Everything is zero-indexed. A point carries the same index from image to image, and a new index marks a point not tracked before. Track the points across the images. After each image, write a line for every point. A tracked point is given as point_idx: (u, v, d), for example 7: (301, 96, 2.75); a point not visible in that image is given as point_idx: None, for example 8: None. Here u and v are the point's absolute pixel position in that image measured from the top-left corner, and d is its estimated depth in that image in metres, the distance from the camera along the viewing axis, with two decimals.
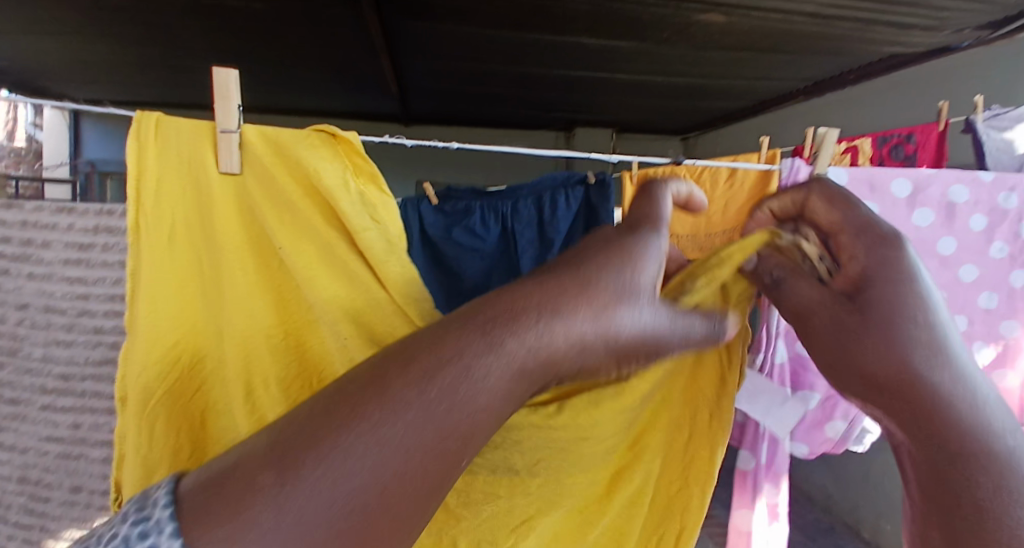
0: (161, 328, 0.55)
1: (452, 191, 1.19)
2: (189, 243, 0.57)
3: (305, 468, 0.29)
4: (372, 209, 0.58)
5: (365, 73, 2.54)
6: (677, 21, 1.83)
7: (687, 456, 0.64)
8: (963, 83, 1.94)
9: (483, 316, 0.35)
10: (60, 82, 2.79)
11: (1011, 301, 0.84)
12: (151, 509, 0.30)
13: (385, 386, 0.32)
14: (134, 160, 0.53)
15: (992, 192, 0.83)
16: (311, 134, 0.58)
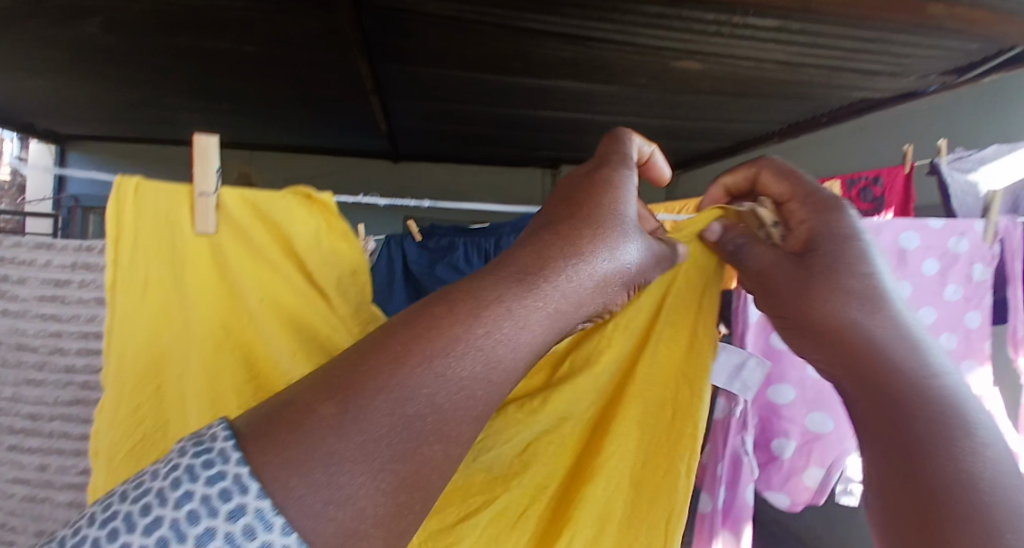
0: (127, 384, 0.55)
1: (436, 229, 1.34)
2: (162, 300, 0.57)
3: (371, 394, 0.33)
4: (341, 264, 0.63)
5: (354, 112, 2.59)
6: (655, 66, 1.91)
7: (669, 430, 0.63)
8: (927, 127, 2.03)
9: (509, 265, 0.41)
10: (48, 118, 2.80)
11: (968, 341, 0.87)
12: (212, 442, 0.31)
13: (427, 321, 0.36)
14: (113, 219, 0.55)
15: (943, 238, 0.86)
16: (288, 196, 0.61)
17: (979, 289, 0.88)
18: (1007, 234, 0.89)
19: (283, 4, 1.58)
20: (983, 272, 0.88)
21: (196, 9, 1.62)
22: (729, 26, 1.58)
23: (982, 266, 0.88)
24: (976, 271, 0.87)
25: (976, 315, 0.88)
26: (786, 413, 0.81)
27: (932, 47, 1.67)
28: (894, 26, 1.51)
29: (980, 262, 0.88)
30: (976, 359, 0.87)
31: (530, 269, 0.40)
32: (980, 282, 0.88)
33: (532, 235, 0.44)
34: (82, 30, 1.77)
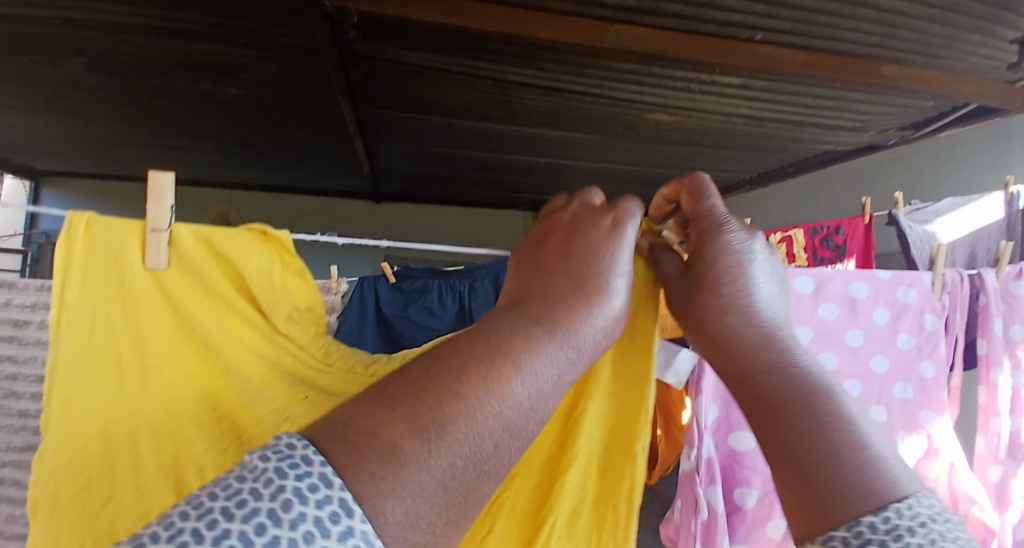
0: (74, 426, 0.55)
1: (409, 271, 1.36)
2: (110, 337, 0.59)
3: (448, 440, 0.32)
4: (292, 292, 0.67)
5: (337, 154, 2.63)
6: (629, 118, 1.99)
7: (625, 416, 0.67)
8: (886, 179, 2.14)
9: (555, 310, 0.42)
10: (24, 154, 2.78)
11: (923, 390, 0.89)
12: (293, 449, 0.29)
13: (492, 362, 0.36)
14: (62, 258, 0.56)
15: (891, 288, 0.91)
16: (245, 232, 0.65)
17: (930, 338, 0.91)
18: (953, 286, 0.94)
19: (271, 50, 1.63)
20: (933, 322, 0.91)
21: (183, 52, 1.65)
22: (698, 82, 1.67)
23: (933, 316, 0.92)
24: (927, 321, 0.91)
25: (929, 365, 0.90)
26: (748, 460, 0.81)
27: (888, 104, 1.78)
28: (851, 85, 1.61)
29: (930, 313, 0.91)
30: (931, 408, 0.89)
31: (572, 319, 0.42)
32: (931, 332, 0.91)
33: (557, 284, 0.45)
34: (66, 69, 1.79)
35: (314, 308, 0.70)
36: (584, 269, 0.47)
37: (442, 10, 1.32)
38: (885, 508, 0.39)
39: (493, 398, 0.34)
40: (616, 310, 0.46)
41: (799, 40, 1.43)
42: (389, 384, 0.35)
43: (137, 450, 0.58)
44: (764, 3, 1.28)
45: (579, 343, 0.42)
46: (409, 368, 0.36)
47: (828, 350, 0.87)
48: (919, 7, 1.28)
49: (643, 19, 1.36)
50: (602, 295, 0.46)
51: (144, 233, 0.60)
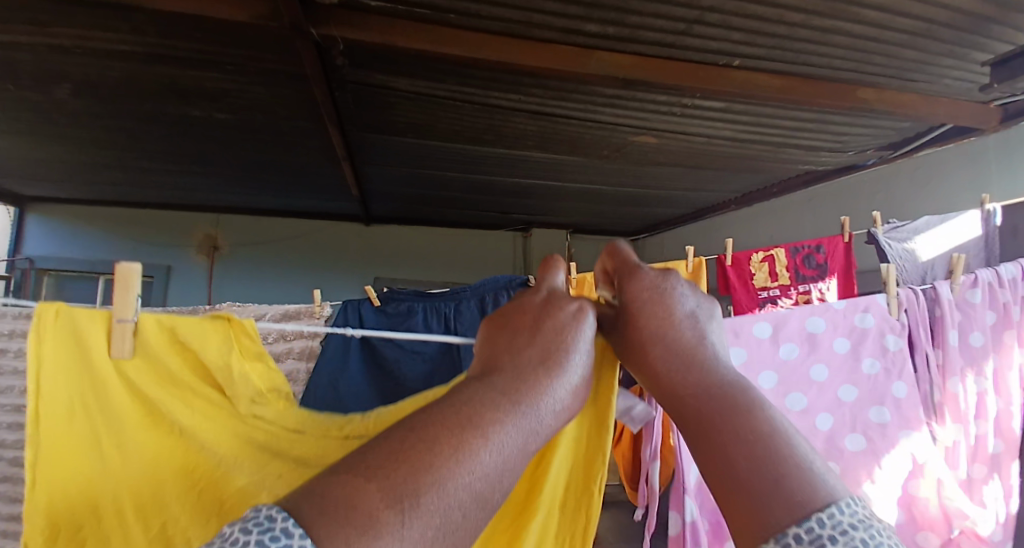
0: (60, 507, 0.59)
1: (395, 293, 1.34)
2: (89, 425, 0.61)
3: (422, 511, 0.34)
4: (256, 377, 0.67)
5: (325, 178, 2.64)
6: (615, 140, 2.02)
7: (585, 456, 0.66)
8: (866, 199, 2.18)
9: (522, 384, 0.44)
10: (9, 179, 2.76)
11: (899, 411, 0.89)
12: (273, 521, 0.32)
13: (461, 433, 0.38)
14: (34, 348, 0.59)
15: (847, 316, 0.92)
16: (208, 320, 0.66)
17: (897, 358, 0.91)
18: (909, 304, 0.95)
19: (258, 76, 1.64)
20: (896, 342, 0.91)
21: (170, 78, 1.67)
22: (680, 106, 1.71)
23: (895, 336, 0.92)
24: (889, 342, 0.91)
25: (902, 385, 0.90)
26: None
27: (865, 126, 1.83)
28: (828, 108, 1.65)
29: (891, 332, 0.92)
30: (910, 426, 0.88)
31: (537, 389, 0.44)
32: (897, 352, 0.91)
33: (518, 363, 0.46)
34: (52, 95, 1.79)
35: (277, 387, 0.69)
36: (551, 342, 0.49)
37: (428, 38, 1.35)
38: (809, 517, 0.37)
39: (462, 468, 0.36)
40: (575, 383, 0.48)
41: (775, 65, 1.47)
42: (366, 455, 0.37)
43: (121, 525, 0.61)
44: (740, 31, 1.32)
45: (543, 413, 0.43)
46: (381, 443, 0.37)
47: (795, 391, 0.89)
48: (890, 34, 1.33)
49: (625, 46, 1.40)
50: (564, 368, 0.47)
51: (109, 322, 0.61)
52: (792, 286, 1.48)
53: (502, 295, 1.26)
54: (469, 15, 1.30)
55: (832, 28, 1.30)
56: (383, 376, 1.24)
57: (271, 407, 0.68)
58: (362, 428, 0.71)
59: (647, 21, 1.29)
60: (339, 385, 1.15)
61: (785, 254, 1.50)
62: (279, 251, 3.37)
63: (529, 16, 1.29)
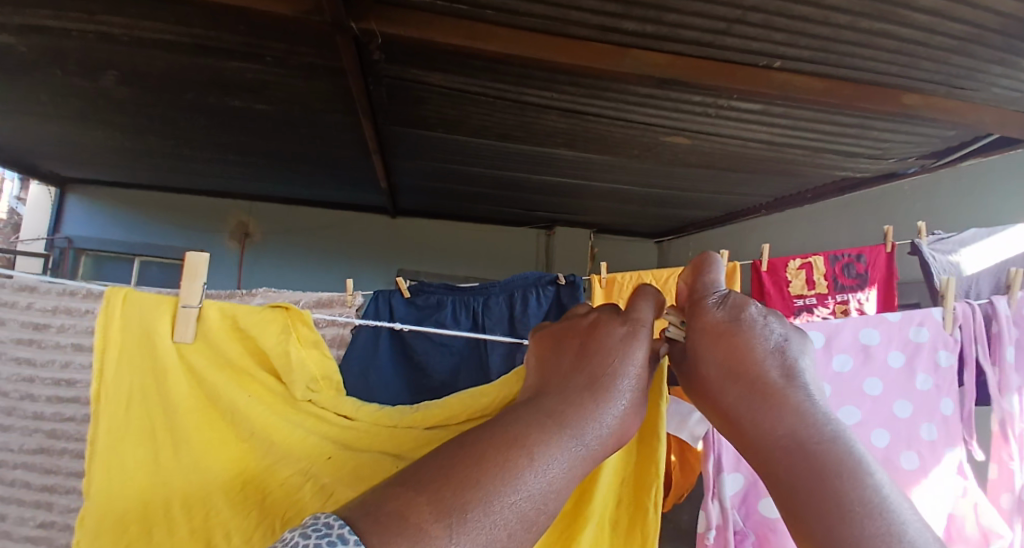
0: (111, 492, 0.63)
1: (425, 285, 1.34)
2: (146, 409, 0.66)
3: (467, 527, 0.41)
4: (311, 365, 0.72)
5: (356, 170, 2.67)
6: (646, 140, 1.99)
7: (636, 471, 0.68)
8: (906, 208, 2.11)
9: (567, 409, 0.51)
10: (52, 161, 2.86)
11: (948, 428, 0.87)
12: (330, 527, 0.38)
13: (508, 453, 0.45)
14: (101, 332, 0.66)
15: (901, 329, 0.90)
16: (268, 309, 0.71)
17: (948, 376, 0.89)
18: (965, 319, 0.92)
19: (296, 69, 1.66)
20: (948, 358, 0.89)
21: (211, 69, 1.70)
22: (716, 107, 1.67)
23: (947, 352, 0.90)
24: (942, 357, 0.89)
25: (950, 402, 0.88)
26: (780, 526, 0.82)
27: (910, 133, 1.77)
28: (871, 113, 1.61)
29: (944, 348, 0.90)
30: (956, 444, 0.87)
31: (586, 416, 0.51)
32: (948, 369, 0.89)
33: (565, 390, 0.53)
34: (98, 82, 1.85)
35: (330, 375, 0.74)
36: (598, 368, 0.54)
37: (465, 34, 1.35)
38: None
39: (509, 489, 0.43)
40: (622, 407, 0.53)
41: (817, 68, 1.43)
42: (420, 468, 0.44)
43: (171, 513, 0.65)
44: (783, 31, 1.28)
45: (589, 437, 0.50)
46: (436, 455, 0.46)
47: (849, 403, 0.87)
48: (941, 37, 1.28)
49: (661, 46, 1.38)
50: (609, 391, 0.53)
51: (176, 308, 0.68)
52: (829, 295, 1.45)
53: (531, 292, 1.25)
54: (506, 12, 1.29)
55: (878, 30, 1.26)
56: (411, 367, 1.26)
57: (323, 393, 0.72)
58: (410, 419, 0.72)
59: (686, 20, 1.26)
60: (370, 373, 1.19)
61: (823, 262, 1.46)
62: (307, 240, 3.42)
63: (566, 13, 1.28)
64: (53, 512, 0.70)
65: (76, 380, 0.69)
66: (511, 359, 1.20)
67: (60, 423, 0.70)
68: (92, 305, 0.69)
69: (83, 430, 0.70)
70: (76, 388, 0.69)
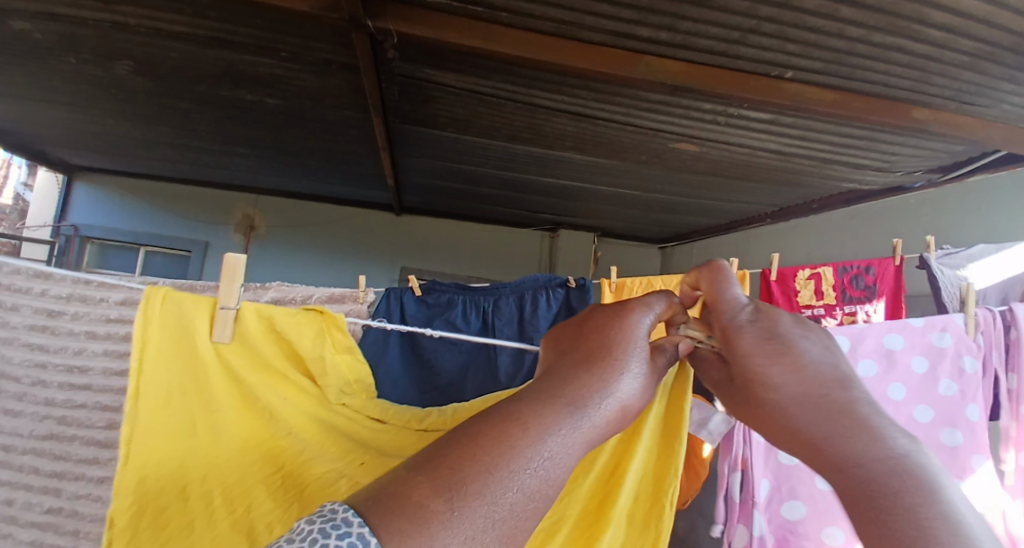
0: (149, 484, 0.64)
1: (436, 284, 1.36)
2: (184, 405, 0.67)
3: (468, 500, 0.42)
4: (342, 368, 0.76)
5: (364, 166, 2.68)
6: (654, 146, 2.00)
7: (657, 470, 0.71)
8: (912, 222, 2.11)
9: (581, 393, 0.51)
10: (60, 148, 2.87)
11: (974, 435, 0.88)
12: (336, 513, 0.39)
13: (504, 426, 0.46)
14: (140, 331, 0.66)
15: (924, 334, 0.92)
16: (302, 312, 0.73)
17: (973, 382, 0.90)
18: (986, 326, 0.95)
19: (310, 65, 1.68)
20: (973, 364, 0.91)
21: (225, 62, 1.71)
22: (725, 115, 1.68)
23: (971, 358, 0.92)
24: (966, 363, 0.91)
25: (976, 408, 0.90)
26: (801, 529, 0.85)
27: (918, 147, 1.78)
28: (880, 126, 1.62)
29: (968, 354, 0.92)
30: (984, 451, 0.87)
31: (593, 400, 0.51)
32: (973, 375, 0.91)
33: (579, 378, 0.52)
34: (111, 71, 1.86)
35: (361, 379, 0.78)
36: (598, 342, 0.55)
37: (480, 35, 1.36)
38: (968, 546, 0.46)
39: (514, 470, 0.44)
40: (625, 392, 0.54)
41: (830, 80, 1.44)
42: (438, 447, 0.45)
43: (208, 506, 0.66)
44: (797, 42, 1.29)
45: (591, 411, 0.50)
46: (444, 436, 0.46)
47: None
48: (952, 54, 1.29)
49: (674, 53, 1.38)
50: (615, 380, 0.53)
51: (215, 309, 0.69)
52: (838, 306, 1.46)
53: (541, 294, 1.27)
54: (522, 15, 1.30)
55: (890, 44, 1.27)
56: (420, 364, 1.27)
57: (357, 398, 0.77)
58: (439, 423, 0.79)
59: (701, 28, 1.27)
60: None
61: (832, 273, 1.47)
62: (313, 235, 3.44)
63: (581, 17, 1.29)
64: (61, 498, 0.71)
65: (88, 367, 0.71)
66: (519, 360, 1.21)
67: (71, 410, 0.71)
68: (107, 294, 0.72)
69: (95, 417, 0.71)
70: (88, 375, 0.71)
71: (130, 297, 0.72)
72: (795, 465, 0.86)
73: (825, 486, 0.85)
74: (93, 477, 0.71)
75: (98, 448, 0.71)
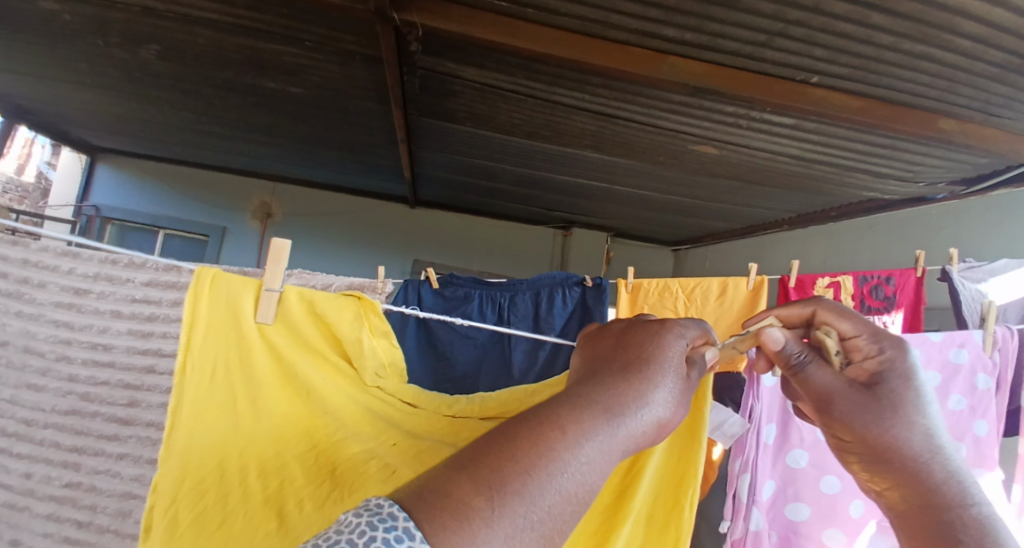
0: (193, 456, 0.67)
1: (453, 277, 1.36)
2: (228, 380, 0.69)
3: (508, 500, 0.42)
4: (380, 355, 0.77)
5: (381, 157, 2.69)
6: (673, 147, 1.99)
7: (676, 473, 0.71)
8: (932, 233, 2.08)
9: (615, 403, 0.51)
10: (85, 130, 2.92)
11: (977, 450, 0.89)
12: (381, 507, 0.40)
13: (542, 429, 0.46)
14: (190, 309, 0.68)
15: (942, 350, 0.92)
16: (342, 296, 0.74)
17: (984, 398, 0.91)
18: (1004, 342, 0.94)
19: (335, 55, 1.69)
20: (986, 381, 0.91)
21: (250, 49, 1.73)
22: (748, 119, 1.67)
23: (986, 375, 0.92)
24: (979, 380, 0.91)
25: (984, 424, 0.90)
26: (804, 530, 0.85)
27: (943, 158, 1.75)
28: (905, 135, 1.60)
29: (982, 371, 0.92)
30: (984, 465, 0.88)
31: (626, 410, 0.51)
32: (985, 392, 0.91)
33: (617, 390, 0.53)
34: (138, 55, 1.88)
35: (396, 362, 0.79)
36: (637, 358, 0.57)
37: (504, 31, 1.37)
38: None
39: (555, 473, 0.44)
40: (659, 408, 0.54)
41: (855, 87, 1.42)
42: (481, 445, 0.46)
43: (244, 481, 0.68)
44: (824, 48, 1.28)
45: (630, 426, 0.51)
46: (486, 437, 0.46)
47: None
48: (983, 64, 1.27)
49: (698, 55, 1.38)
50: (652, 390, 0.54)
51: (260, 290, 0.70)
52: None
53: (558, 292, 1.29)
54: (547, 11, 1.30)
55: (921, 53, 1.26)
56: (435, 355, 1.28)
57: (390, 380, 0.79)
58: (468, 410, 0.80)
59: (727, 30, 1.26)
60: None
61: (852, 282, 1.46)
62: (328, 225, 3.47)
63: (607, 15, 1.28)
64: (79, 473, 0.73)
65: (112, 345, 0.72)
66: (533, 356, 1.24)
67: (93, 387, 0.72)
68: (132, 274, 0.72)
69: (117, 395, 0.72)
70: (111, 352, 0.72)
71: (155, 278, 0.73)
72: (802, 468, 0.87)
73: (830, 488, 0.86)
74: (112, 453, 0.73)
75: (119, 425, 0.73)
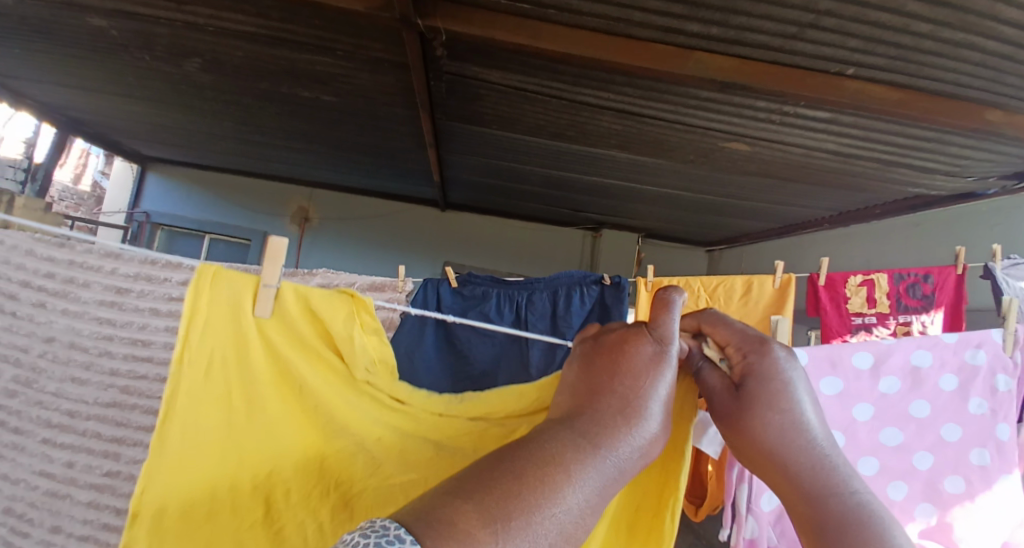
0: (188, 449, 0.70)
1: (472, 277, 1.38)
2: (224, 373, 0.73)
3: (511, 534, 0.43)
4: (373, 354, 0.78)
5: (410, 161, 2.74)
6: (703, 145, 1.95)
7: (658, 487, 0.70)
8: (982, 231, 1.96)
9: (601, 430, 0.53)
10: (135, 140, 3.08)
11: (1002, 455, 0.86)
12: (387, 529, 0.41)
13: (546, 469, 0.47)
14: (190, 302, 0.71)
15: (957, 351, 0.87)
16: (337, 295, 0.77)
17: (1005, 400, 0.87)
18: None
19: (364, 63, 1.74)
20: (1007, 383, 0.87)
21: (284, 59, 1.79)
22: (780, 114, 1.62)
23: (1006, 376, 0.87)
24: (999, 382, 0.87)
25: (1007, 428, 0.87)
26: None
27: (993, 152, 1.66)
28: (950, 128, 1.52)
29: (1002, 372, 0.87)
30: (1008, 469, 0.86)
31: (613, 438, 0.52)
32: (1006, 394, 0.87)
33: (605, 423, 0.53)
34: (181, 67, 1.98)
35: (387, 360, 0.80)
36: (630, 389, 0.56)
37: (526, 33, 1.38)
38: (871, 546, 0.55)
39: (550, 511, 0.46)
40: (651, 431, 0.55)
41: (895, 79, 1.36)
42: (481, 481, 0.46)
43: (235, 475, 0.72)
44: (860, 38, 1.23)
45: (620, 457, 0.52)
46: (486, 464, 0.48)
47: (892, 426, 0.84)
48: None
49: (726, 50, 1.35)
50: (642, 417, 0.55)
51: (259, 287, 0.74)
52: (891, 315, 1.38)
53: (576, 291, 1.28)
54: (569, 12, 1.30)
55: (962, 42, 1.19)
56: (453, 353, 1.30)
57: (380, 377, 0.79)
58: (456, 410, 0.80)
59: (755, 23, 1.23)
60: (414, 357, 1.26)
61: (887, 280, 1.40)
62: (361, 228, 3.56)
63: (629, 13, 1.27)
64: (119, 462, 0.77)
65: (151, 341, 0.76)
66: (548, 357, 1.23)
67: (133, 380, 0.77)
68: (169, 274, 0.76)
69: (155, 388, 0.76)
70: (150, 348, 0.76)
71: (191, 278, 0.76)
72: None
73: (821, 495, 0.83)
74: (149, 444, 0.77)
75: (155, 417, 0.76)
